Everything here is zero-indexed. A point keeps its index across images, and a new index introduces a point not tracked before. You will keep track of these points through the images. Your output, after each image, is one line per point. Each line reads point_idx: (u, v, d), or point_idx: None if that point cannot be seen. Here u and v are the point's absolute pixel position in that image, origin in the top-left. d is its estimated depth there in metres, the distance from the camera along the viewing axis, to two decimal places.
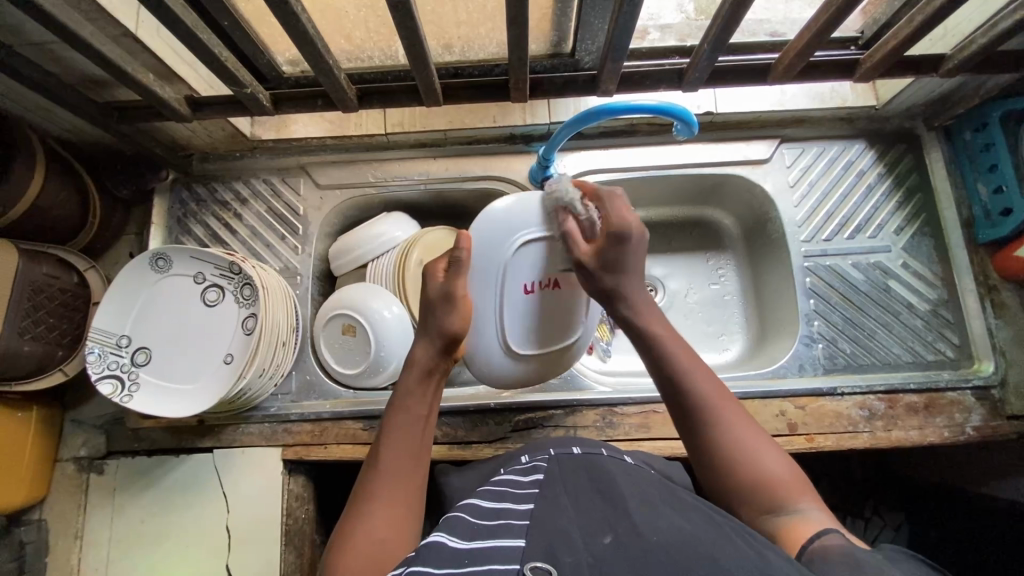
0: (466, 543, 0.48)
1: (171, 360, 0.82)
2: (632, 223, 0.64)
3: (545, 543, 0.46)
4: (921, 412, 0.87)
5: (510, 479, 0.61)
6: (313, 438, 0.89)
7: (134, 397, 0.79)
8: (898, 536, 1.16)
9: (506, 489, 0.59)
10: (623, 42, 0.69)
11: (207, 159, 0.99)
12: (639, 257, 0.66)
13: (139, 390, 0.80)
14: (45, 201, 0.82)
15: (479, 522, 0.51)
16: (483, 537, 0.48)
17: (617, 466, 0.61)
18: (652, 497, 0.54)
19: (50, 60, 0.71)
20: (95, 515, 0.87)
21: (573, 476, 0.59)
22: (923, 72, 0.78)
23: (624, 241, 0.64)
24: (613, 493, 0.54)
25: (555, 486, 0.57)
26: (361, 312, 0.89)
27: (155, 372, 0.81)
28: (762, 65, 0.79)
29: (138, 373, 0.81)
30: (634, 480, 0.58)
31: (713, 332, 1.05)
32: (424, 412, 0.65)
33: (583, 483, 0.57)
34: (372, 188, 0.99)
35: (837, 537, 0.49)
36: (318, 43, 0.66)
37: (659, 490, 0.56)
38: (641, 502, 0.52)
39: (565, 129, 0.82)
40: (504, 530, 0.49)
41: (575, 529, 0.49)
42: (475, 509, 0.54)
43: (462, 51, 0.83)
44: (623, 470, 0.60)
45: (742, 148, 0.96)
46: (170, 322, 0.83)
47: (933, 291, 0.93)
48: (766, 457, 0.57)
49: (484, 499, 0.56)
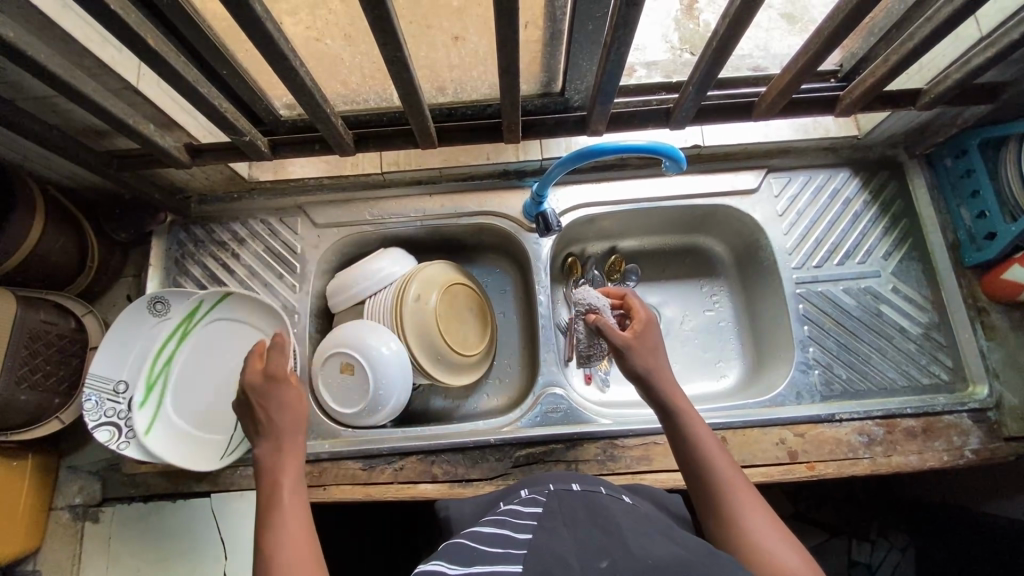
0: (465, 568, 0.48)
1: (192, 392, 0.85)
2: (647, 315, 0.79)
3: (541, 564, 0.47)
4: (920, 436, 0.87)
5: (512, 511, 0.61)
6: (312, 479, 0.87)
7: (151, 429, 0.81)
8: (904, 558, 1.13)
9: (506, 518, 0.59)
10: (612, 85, 0.71)
11: (205, 202, 1.01)
12: (655, 345, 0.76)
13: (155, 421, 0.82)
14: (43, 248, 0.83)
15: (478, 548, 0.52)
16: (482, 562, 0.49)
17: (614, 503, 0.60)
18: (648, 530, 0.53)
19: (52, 113, 0.73)
20: (89, 564, 0.86)
21: (570, 509, 0.58)
22: (901, 104, 0.80)
23: (649, 325, 0.78)
24: (609, 525, 0.53)
25: (553, 517, 0.56)
26: (359, 350, 0.90)
27: (177, 404, 0.84)
28: (746, 102, 0.82)
29: (160, 405, 0.83)
30: (632, 515, 0.57)
31: (709, 359, 1.05)
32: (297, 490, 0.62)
33: (580, 515, 0.56)
34: (368, 225, 1.00)
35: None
36: (315, 93, 0.68)
37: (656, 525, 0.55)
38: (638, 533, 0.52)
39: (558, 167, 0.84)
40: (502, 555, 0.50)
41: (571, 554, 0.48)
42: (477, 537, 0.55)
43: (456, 92, 0.85)
44: (620, 506, 0.59)
45: (730, 178, 0.99)
46: (192, 355, 0.87)
47: (923, 314, 0.94)
48: (776, 545, 0.56)
49: (485, 527, 0.57)
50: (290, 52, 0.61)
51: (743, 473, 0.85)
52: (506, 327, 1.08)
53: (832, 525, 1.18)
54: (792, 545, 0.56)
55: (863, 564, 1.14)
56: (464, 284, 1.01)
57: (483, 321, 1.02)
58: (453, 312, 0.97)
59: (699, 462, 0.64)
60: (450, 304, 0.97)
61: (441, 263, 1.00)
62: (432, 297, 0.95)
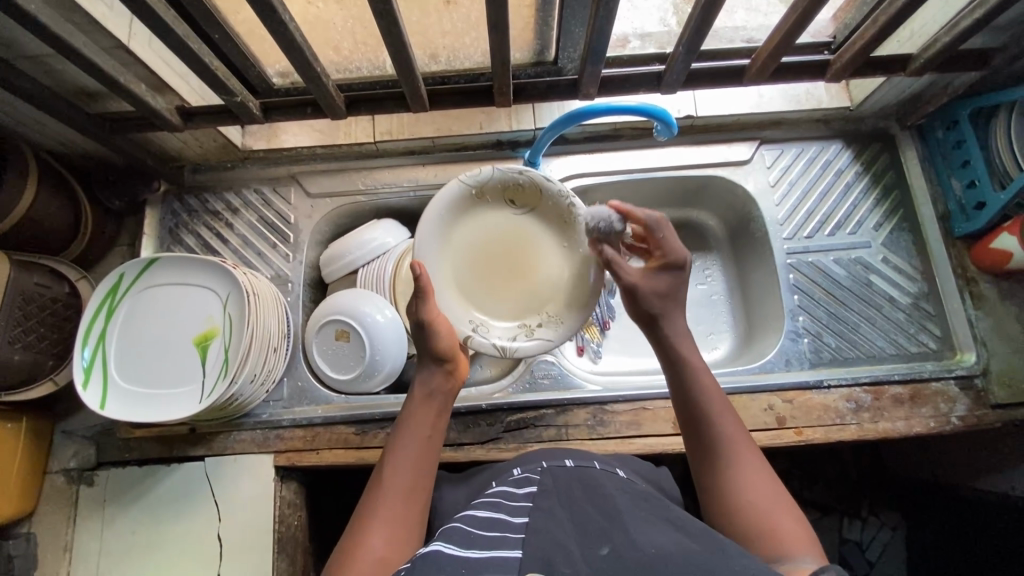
0: (464, 551, 0.48)
1: (142, 368, 0.81)
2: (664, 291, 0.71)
3: (541, 553, 0.47)
4: (907, 403, 0.88)
5: (504, 492, 0.61)
6: (304, 444, 0.88)
7: (106, 402, 0.78)
8: (895, 535, 1.16)
9: (500, 500, 0.59)
10: (601, 46, 0.71)
11: (199, 171, 1.00)
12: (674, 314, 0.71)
13: (109, 395, 0.79)
14: (37, 212, 0.83)
15: (477, 532, 0.52)
16: (481, 547, 0.49)
17: (609, 479, 0.61)
18: (648, 513, 0.54)
19: (43, 73, 0.73)
20: (84, 526, 0.87)
21: (566, 487, 0.59)
22: (892, 71, 0.81)
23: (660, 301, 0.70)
24: (608, 508, 0.54)
25: (550, 498, 0.57)
26: (353, 316, 0.90)
27: (129, 378, 0.80)
28: (737, 67, 0.82)
29: (112, 378, 0.80)
30: (628, 494, 0.58)
31: (701, 332, 1.06)
32: (427, 434, 0.67)
33: (578, 495, 0.57)
34: (361, 195, 1.00)
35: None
36: (306, 51, 0.67)
37: (654, 505, 0.56)
38: (638, 518, 0.52)
39: (549, 132, 0.85)
40: (501, 540, 0.50)
41: (573, 543, 0.49)
42: (474, 519, 0.54)
43: (448, 61, 0.85)
44: (615, 482, 0.60)
45: (723, 150, 0.99)
46: (148, 331, 0.83)
47: (913, 284, 0.95)
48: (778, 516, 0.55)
49: (480, 509, 0.57)
50: (280, 5, 0.60)
51: None
52: (452, 302, 0.79)
53: (823, 504, 1.19)
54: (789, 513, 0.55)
55: (854, 541, 1.16)
56: (451, 229, 0.79)
57: (461, 290, 0.80)
58: (504, 238, 0.81)
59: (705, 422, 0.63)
60: (479, 237, 0.80)
61: (446, 188, 0.77)
62: (491, 218, 0.80)
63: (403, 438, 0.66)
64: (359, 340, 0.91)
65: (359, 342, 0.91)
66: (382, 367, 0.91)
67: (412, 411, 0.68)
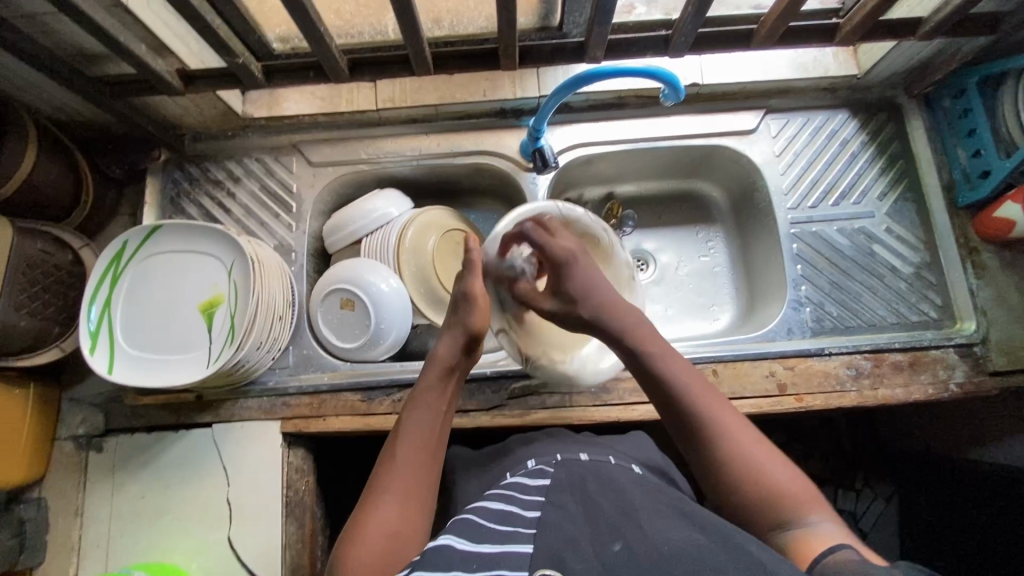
0: (475, 546, 0.49)
1: (148, 333, 0.81)
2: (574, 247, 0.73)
3: (551, 549, 0.48)
4: (906, 369, 0.89)
5: (518, 483, 0.62)
6: (312, 411, 0.89)
7: (114, 367, 0.79)
8: (888, 507, 1.17)
9: (514, 491, 0.59)
10: (610, 5, 0.70)
11: (199, 139, 0.99)
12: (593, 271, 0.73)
13: (116, 360, 0.80)
14: (39, 179, 0.83)
15: (490, 526, 0.52)
16: (492, 541, 0.50)
17: (623, 473, 0.62)
18: (662, 505, 0.54)
19: (42, 34, 0.72)
20: (95, 491, 0.88)
21: (581, 479, 0.60)
22: (901, 35, 0.80)
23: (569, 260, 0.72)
24: (620, 500, 0.55)
25: (563, 492, 0.58)
26: (358, 285, 0.91)
27: (135, 342, 0.81)
28: (745, 30, 0.80)
29: (119, 343, 0.80)
30: (643, 488, 0.59)
31: (704, 303, 1.07)
32: (442, 409, 0.69)
33: (592, 486, 0.58)
34: (364, 165, 1.00)
35: (849, 552, 0.51)
36: (310, 9, 0.66)
37: (667, 499, 0.56)
38: (652, 512, 0.53)
39: (553, 97, 0.84)
40: (514, 534, 0.51)
41: (583, 537, 0.50)
42: (484, 512, 0.55)
43: (451, 25, 0.84)
44: (628, 477, 0.61)
45: (728, 119, 0.98)
46: (151, 297, 0.83)
47: (915, 253, 0.96)
48: (778, 472, 0.59)
49: (491, 502, 0.57)
50: None
51: (733, 404, 0.87)
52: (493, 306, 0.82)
53: (819, 476, 1.21)
54: (784, 463, 0.60)
55: (848, 511, 1.18)
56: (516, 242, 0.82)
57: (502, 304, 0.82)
58: None
59: (683, 402, 0.63)
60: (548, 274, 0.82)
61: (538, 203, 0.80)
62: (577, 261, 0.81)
63: (416, 416, 0.67)
64: (364, 309, 0.91)
65: (364, 311, 0.91)
66: (388, 335, 0.92)
67: (425, 388, 0.69)
